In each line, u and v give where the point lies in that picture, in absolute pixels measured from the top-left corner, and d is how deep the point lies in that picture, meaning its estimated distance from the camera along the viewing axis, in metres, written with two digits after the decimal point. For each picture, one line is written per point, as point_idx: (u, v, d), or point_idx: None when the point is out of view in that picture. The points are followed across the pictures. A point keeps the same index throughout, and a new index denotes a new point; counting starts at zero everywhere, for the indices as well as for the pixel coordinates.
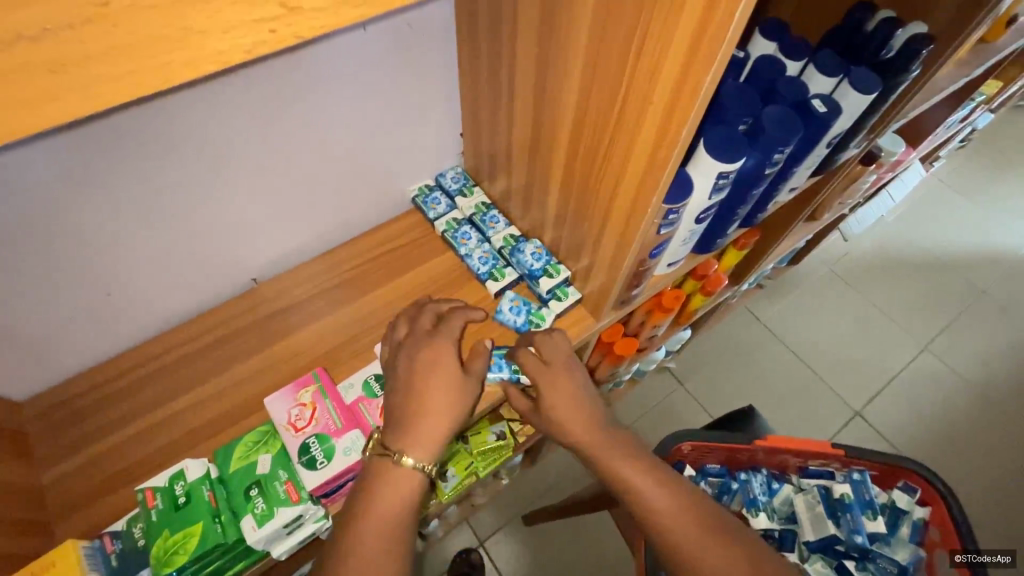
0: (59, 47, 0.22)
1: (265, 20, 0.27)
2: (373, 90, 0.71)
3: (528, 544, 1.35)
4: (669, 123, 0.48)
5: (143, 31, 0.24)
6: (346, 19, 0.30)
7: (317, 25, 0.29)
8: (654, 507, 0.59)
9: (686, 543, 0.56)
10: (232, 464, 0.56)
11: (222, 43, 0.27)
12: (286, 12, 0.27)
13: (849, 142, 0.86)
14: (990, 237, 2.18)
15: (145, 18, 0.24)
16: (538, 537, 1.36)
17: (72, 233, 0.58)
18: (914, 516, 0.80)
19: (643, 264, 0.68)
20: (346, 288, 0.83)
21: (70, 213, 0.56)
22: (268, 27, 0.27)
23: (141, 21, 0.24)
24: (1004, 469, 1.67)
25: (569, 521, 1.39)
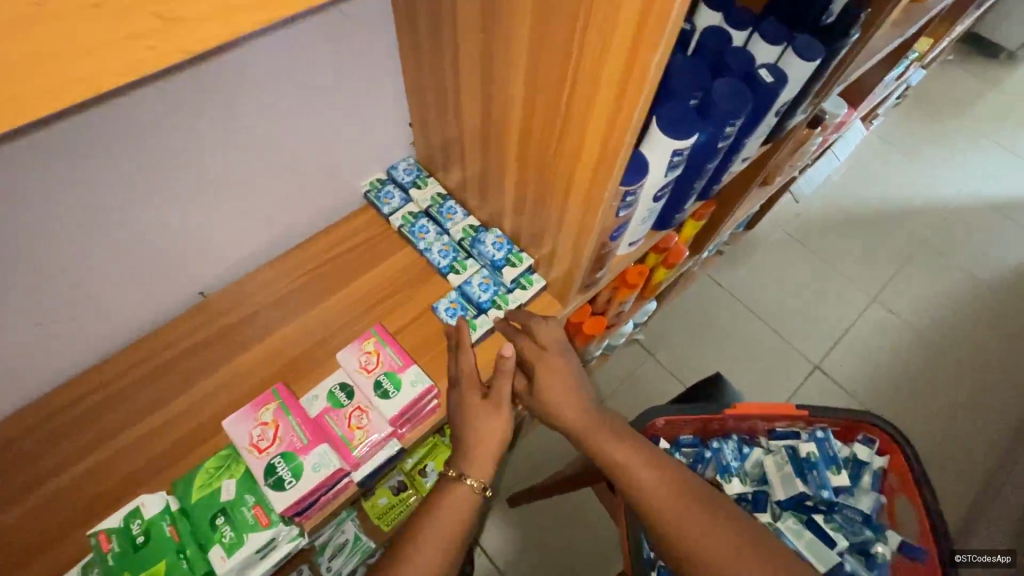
0: None
1: (144, 35, 0.25)
2: (311, 85, 0.67)
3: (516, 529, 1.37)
4: (621, 108, 0.47)
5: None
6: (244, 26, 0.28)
7: (205, 36, 0.27)
8: (649, 498, 0.60)
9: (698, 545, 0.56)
10: (193, 495, 0.53)
11: (86, 65, 0.24)
12: (163, 24, 0.25)
13: (796, 110, 0.87)
14: (927, 188, 2.29)
15: (2, 44, 0.21)
16: (529, 524, 1.38)
17: None
18: (874, 466, 0.85)
19: (604, 247, 0.68)
20: (301, 295, 0.79)
21: None
22: (147, 44, 0.25)
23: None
24: (949, 405, 1.80)
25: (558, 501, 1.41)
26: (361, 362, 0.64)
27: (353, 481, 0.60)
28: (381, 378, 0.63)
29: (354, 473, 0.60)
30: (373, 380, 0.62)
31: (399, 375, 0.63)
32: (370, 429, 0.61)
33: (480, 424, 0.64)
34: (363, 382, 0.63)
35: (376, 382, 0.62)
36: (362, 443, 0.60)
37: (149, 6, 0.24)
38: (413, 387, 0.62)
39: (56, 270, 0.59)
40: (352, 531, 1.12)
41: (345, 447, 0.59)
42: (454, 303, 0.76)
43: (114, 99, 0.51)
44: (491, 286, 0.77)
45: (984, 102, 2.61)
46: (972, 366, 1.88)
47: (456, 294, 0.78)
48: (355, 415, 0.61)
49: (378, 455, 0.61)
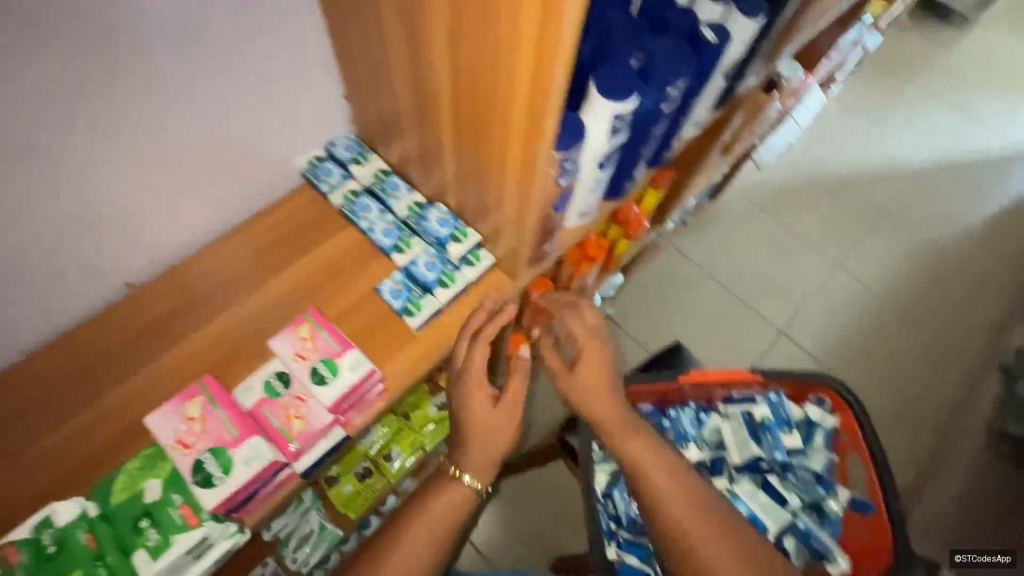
0: None
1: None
2: (228, 58, 0.62)
3: (501, 516, 1.38)
4: (541, 69, 0.43)
5: None
6: None
7: None
8: (662, 498, 0.64)
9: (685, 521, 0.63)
10: (114, 498, 0.50)
11: None
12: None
13: (746, 71, 0.85)
14: (885, 152, 2.33)
15: None
16: (510, 507, 1.39)
17: None
18: (826, 426, 0.87)
19: (548, 218, 0.66)
20: (236, 282, 0.74)
21: None
22: None
23: None
24: (906, 362, 1.86)
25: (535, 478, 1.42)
26: (297, 349, 0.61)
27: (294, 473, 0.57)
28: (318, 365, 0.60)
29: (296, 464, 0.57)
30: (310, 367, 0.59)
31: (337, 360, 0.60)
32: (309, 418, 0.58)
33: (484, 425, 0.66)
34: (300, 370, 0.60)
35: (313, 369, 0.59)
36: (301, 433, 0.57)
37: None
38: (352, 371, 0.59)
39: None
40: (316, 520, 1.11)
41: (283, 438, 0.57)
42: (399, 284, 0.73)
43: None
44: (438, 265, 0.74)
45: (937, 64, 2.65)
46: (927, 324, 1.94)
47: (402, 274, 0.74)
48: (293, 404, 0.58)
49: (320, 444, 0.59)
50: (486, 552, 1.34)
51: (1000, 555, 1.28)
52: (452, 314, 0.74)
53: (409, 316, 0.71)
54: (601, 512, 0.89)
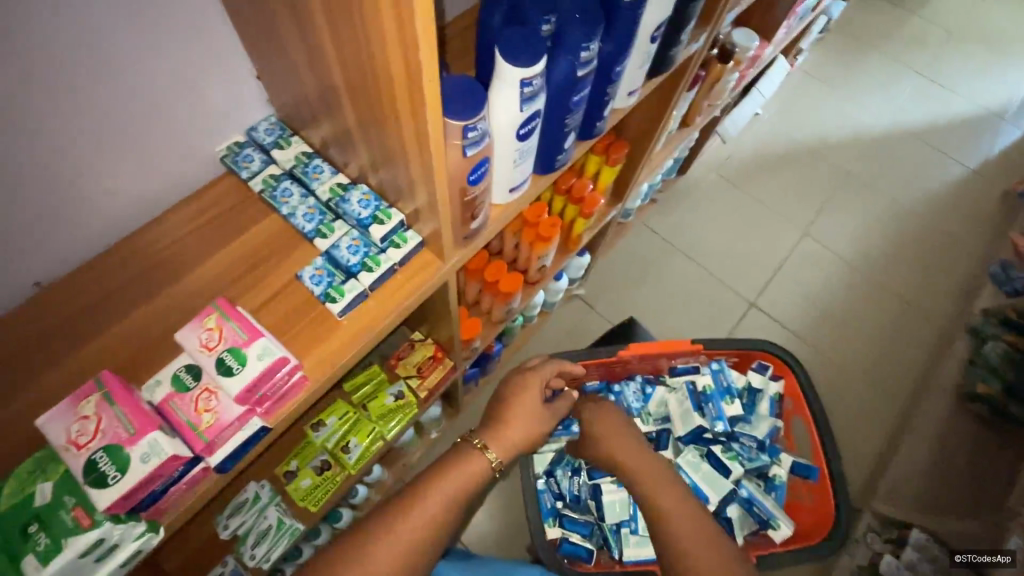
0: None
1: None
2: (118, 41, 0.58)
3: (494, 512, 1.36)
4: (404, 20, 0.41)
5: None
6: None
7: None
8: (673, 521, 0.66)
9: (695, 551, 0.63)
10: (2, 504, 0.48)
11: None
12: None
13: (678, 36, 0.83)
14: (852, 120, 2.33)
15: None
16: (496, 495, 1.39)
17: None
18: (769, 392, 0.87)
19: (466, 193, 0.63)
20: (155, 275, 0.71)
21: None
22: None
23: None
24: (877, 329, 1.87)
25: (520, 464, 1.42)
26: (203, 341, 0.58)
27: (208, 467, 0.56)
28: (225, 355, 0.57)
29: (210, 458, 0.56)
30: (216, 358, 0.57)
31: (244, 350, 0.58)
32: (219, 411, 0.56)
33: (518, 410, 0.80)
34: (207, 362, 0.57)
35: (220, 359, 0.57)
36: (211, 426, 0.55)
37: None
38: (260, 360, 0.57)
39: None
40: (275, 516, 1.09)
41: (191, 432, 0.54)
42: (320, 270, 0.71)
43: None
44: (361, 248, 0.72)
45: (903, 30, 2.64)
46: (897, 290, 1.95)
47: (324, 259, 0.72)
48: (202, 398, 0.56)
49: (234, 437, 0.57)
50: (483, 548, 1.33)
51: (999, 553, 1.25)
52: (378, 298, 0.72)
53: (331, 301, 0.69)
54: (546, 492, 1.02)
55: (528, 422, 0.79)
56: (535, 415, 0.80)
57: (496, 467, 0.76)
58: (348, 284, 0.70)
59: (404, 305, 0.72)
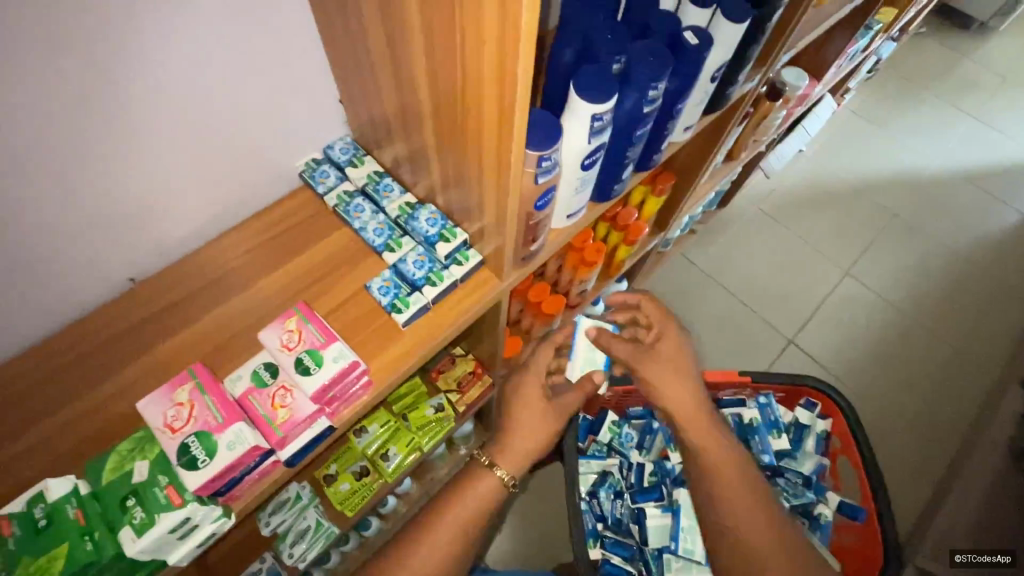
0: None
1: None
2: (225, 65, 0.65)
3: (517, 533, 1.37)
4: (504, 67, 0.45)
5: None
6: None
7: None
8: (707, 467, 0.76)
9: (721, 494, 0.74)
10: (104, 477, 0.52)
11: None
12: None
13: (736, 75, 0.86)
14: (900, 161, 2.29)
15: None
16: (519, 516, 1.39)
17: None
18: (817, 429, 0.86)
19: (531, 217, 0.67)
20: (236, 277, 0.77)
21: None
22: None
23: None
24: (921, 375, 1.81)
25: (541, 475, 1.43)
26: (283, 341, 0.63)
27: (278, 460, 0.59)
28: (303, 355, 0.62)
29: (280, 453, 0.59)
30: (295, 357, 0.61)
31: (321, 352, 0.62)
32: (294, 408, 0.60)
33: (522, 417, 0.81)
34: (286, 361, 0.61)
35: (298, 359, 0.61)
36: (285, 421, 0.59)
37: None
38: (336, 363, 0.61)
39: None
40: (314, 517, 1.13)
41: (268, 426, 0.58)
42: (387, 282, 0.76)
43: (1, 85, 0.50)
44: (426, 264, 0.76)
45: (957, 74, 2.61)
46: (944, 335, 1.90)
47: (391, 272, 0.77)
48: (279, 394, 0.60)
49: (305, 433, 0.61)
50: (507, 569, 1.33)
51: (998, 553, 1.11)
52: (439, 312, 0.75)
53: (399, 312, 0.73)
54: (590, 514, 1.02)
55: (533, 418, 0.81)
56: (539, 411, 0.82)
57: (509, 483, 0.78)
58: (414, 296, 0.74)
59: (461, 321, 0.75)
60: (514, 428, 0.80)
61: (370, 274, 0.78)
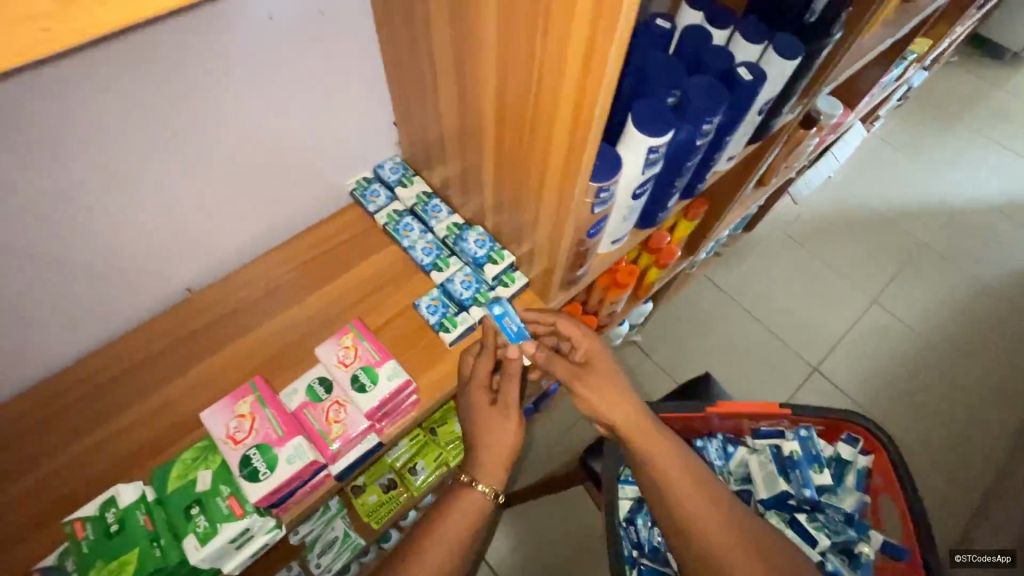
0: None
1: (37, 16, 0.22)
2: (295, 87, 0.67)
3: (524, 547, 1.40)
4: (582, 106, 0.46)
5: None
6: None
7: (114, 20, 0.23)
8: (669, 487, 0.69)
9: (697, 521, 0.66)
10: (169, 485, 0.54)
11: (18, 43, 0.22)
12: (62, 6, 0.22)
13: (781, 108, 0.87)
14: (929, 190, 2.27)
15: None
16: (530, 532, 1.42)
17: None
18: (858, 465, 0.86)
19: (582, 244, 0.68)
20: (288, 290, 0.79)
21: None
22: (42, 25, 0.22)
23: None
24: (950, 408, 1.78)
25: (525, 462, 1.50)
26: (339, 357, 0.65)
27: (330, 474, 0.61)
28: (359, 372, 0.63)
29: (331, 467, 0.61)
30: (351, 374, 0.63)
31: (376, 369, 0.63)
32: (348, 424, 0.61)
33: (489, 428, 0.68)
34: (341, 377, 0.63)
35: (354, 376, 0.63)
36: (340, 436, 0.60)
37: None
38: (390, 381, 0.63)
39: (26, 263, 0.58)
40: (341, 528, 1.13)
41: (323, 440, 0.60)
42: (435, 301, 0.77)
43: (97, 104, 0.52)
44: (473, 284, 0.78)
45: (987, 103, 2.59)
46: (974, 369, 1.86)
47: (439, 291, 0.78)
48: (333, 409, 0.61)
49: (355, 449, 0.62)
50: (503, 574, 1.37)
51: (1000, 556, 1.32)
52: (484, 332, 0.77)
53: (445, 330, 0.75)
54: (625, 540, 1.00)
55: (498, 426, 0.68)
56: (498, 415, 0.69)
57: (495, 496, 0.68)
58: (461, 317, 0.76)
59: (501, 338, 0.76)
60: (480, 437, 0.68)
61: (417, 291, 0.80)
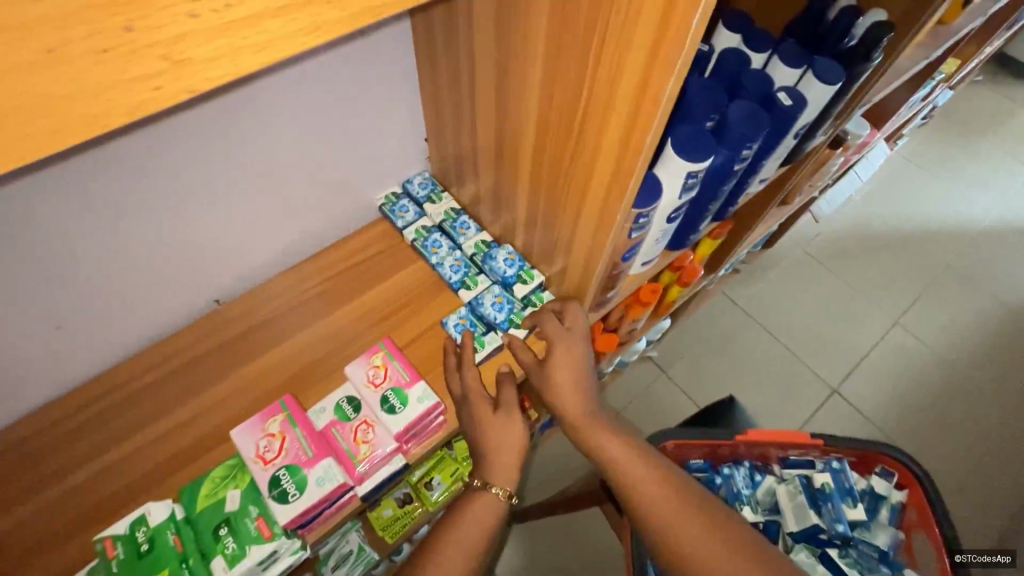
0: (15, 145, 0.23)
1: (152, 76, 0.25)
2: (334, 104, 0.68)
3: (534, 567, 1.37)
4: (631, 134, 0.46)
5: (40, 85, 0.22)
6: (278, 51, 0.28)
7: (210, 75, 0.27)
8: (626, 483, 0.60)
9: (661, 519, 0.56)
10: (198, 503, 0.54)
11: (98, 105, 0.24)
12: (172, 64, 0.25)
13: (815, 132, 0.86)
14: (954, 211, 2.23)
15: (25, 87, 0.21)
16: (542, 553, 1.39)
17: (21, 275, 0.55)
18: (892, 500, 0.84)
19: (615, 267, 0.68)
20: (315, 305, 0.79)
21: (15, 256, 0.53)
22: (151, 83, 0.25)
23: (37, 78, 0.21)
24: (974, 436, 1.73)
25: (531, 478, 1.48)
26: (369, 376, 0.64)
27: (356, 495, 0.59)
28: (388, 393, 0.63)
29: (358, 488, 0.59)
30: (381, 395, 0.62)
31: (406, 390, 0.63)
32: (375, 444, 0.60)
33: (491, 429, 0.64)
34: (371, 397, 0.63)
35: (384, 397, 0.62)
36: (368, 457, 0.59)
37: (156, 49, 0.24)
38: (420, 402, 0.62)
39: (71, 274, 0.59)
40: (356, 541, 1.12)
41: (350, 460, 0.59)
42: (463, 319, 0.77)
43: (144, 124, 0.53)
44: (504, 305, 0.77)
45: (1015, 124, 2.54)
46: (999, 396, 1.81)
47: (466, 309, 0.78)
48: (361, 429, 0.61)
49: (382, 470, 0.61)
50: None
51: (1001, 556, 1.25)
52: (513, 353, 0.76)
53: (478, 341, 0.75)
54: None
55: (503, 426, 0.65)
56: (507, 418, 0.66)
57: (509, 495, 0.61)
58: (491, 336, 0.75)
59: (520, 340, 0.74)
60: (491, 440, 0.64)
61: (445, 308, 0.80)
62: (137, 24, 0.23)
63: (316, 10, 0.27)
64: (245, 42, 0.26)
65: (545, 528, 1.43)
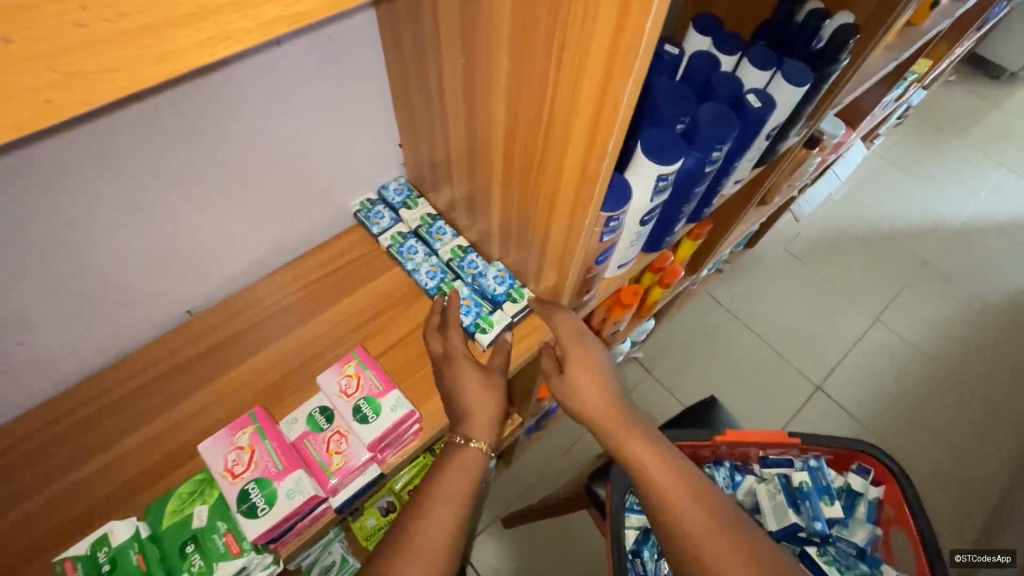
0: None
1: (42, 87, 0.23)
2: (300, 109, 0.67)
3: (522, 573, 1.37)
4: (596, 137, 0.45)
5: None
6: (200, 56, 0.27)
7: (112, 85, 0.25)
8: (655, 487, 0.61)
9: (692, 526, 0.57)
10: (164, 521, 0.53)
11: None
12: (63, 76, 0.23)
13: (788, 133, 0.87)
14: (930, 209, 2.27)
15: None
16: (529, 560, 1.38)
17: None
18: (869, 496, 0.86)
19: (590, 270, 0.68)
20: (291, 313, 0.77)
21: None
22: (43, 96, 0.23)
23: None
24: (954, 430, 1.76)
25: (516, 480, 1.48)
26: (341, 386, 0.63)
27: (330, 507, 0.58)
28: (361, 403, 0.62)
29: (332, 500, 0.58)
30: (353, 405, 0.62)
31: (379, 400, 0.62)
32: (349, 454, 0.59)
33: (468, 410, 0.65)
34: (343, 407, 0.62)
35: (356, 406, 0.61)
36: (340, 468, 0.58)
37: (44, 61, 0.22)
38: (393, 411, 0.61)
39: (11, 292, 0.56)
40: (339, 552, 1.10)
41: (323, 472, 0.58)
42: (467, 301, 0.76)
43: (94, 135, 0.51)
44: (472, 308, 0.75)
45: (986, 121, 2.60)
46: (977, 389, 1.85)
47: (469, 290, 0.78)
48: (334, 440, 0.60)
49: (357, 480, 0.60)
50: None
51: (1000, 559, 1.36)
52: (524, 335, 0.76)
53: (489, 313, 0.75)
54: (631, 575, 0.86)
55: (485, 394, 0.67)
56: (490, 398, 0.67)
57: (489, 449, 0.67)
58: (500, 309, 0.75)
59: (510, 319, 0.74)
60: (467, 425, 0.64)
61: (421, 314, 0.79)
62: (17, 34, 0.21)
63: (224, 20, 0.26)
64: (144, 52, 0.25)
65: (533, 534, 1.42)
